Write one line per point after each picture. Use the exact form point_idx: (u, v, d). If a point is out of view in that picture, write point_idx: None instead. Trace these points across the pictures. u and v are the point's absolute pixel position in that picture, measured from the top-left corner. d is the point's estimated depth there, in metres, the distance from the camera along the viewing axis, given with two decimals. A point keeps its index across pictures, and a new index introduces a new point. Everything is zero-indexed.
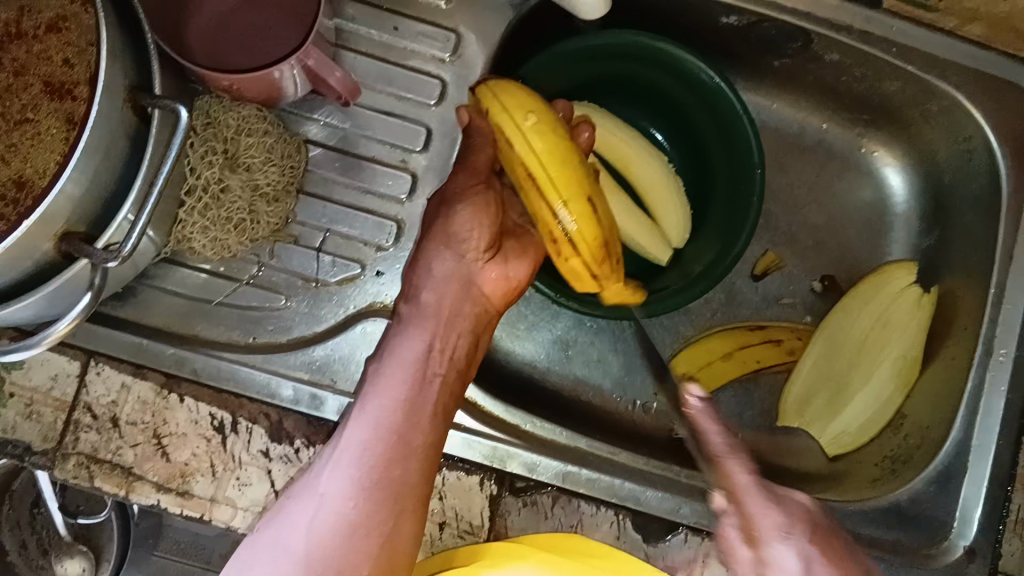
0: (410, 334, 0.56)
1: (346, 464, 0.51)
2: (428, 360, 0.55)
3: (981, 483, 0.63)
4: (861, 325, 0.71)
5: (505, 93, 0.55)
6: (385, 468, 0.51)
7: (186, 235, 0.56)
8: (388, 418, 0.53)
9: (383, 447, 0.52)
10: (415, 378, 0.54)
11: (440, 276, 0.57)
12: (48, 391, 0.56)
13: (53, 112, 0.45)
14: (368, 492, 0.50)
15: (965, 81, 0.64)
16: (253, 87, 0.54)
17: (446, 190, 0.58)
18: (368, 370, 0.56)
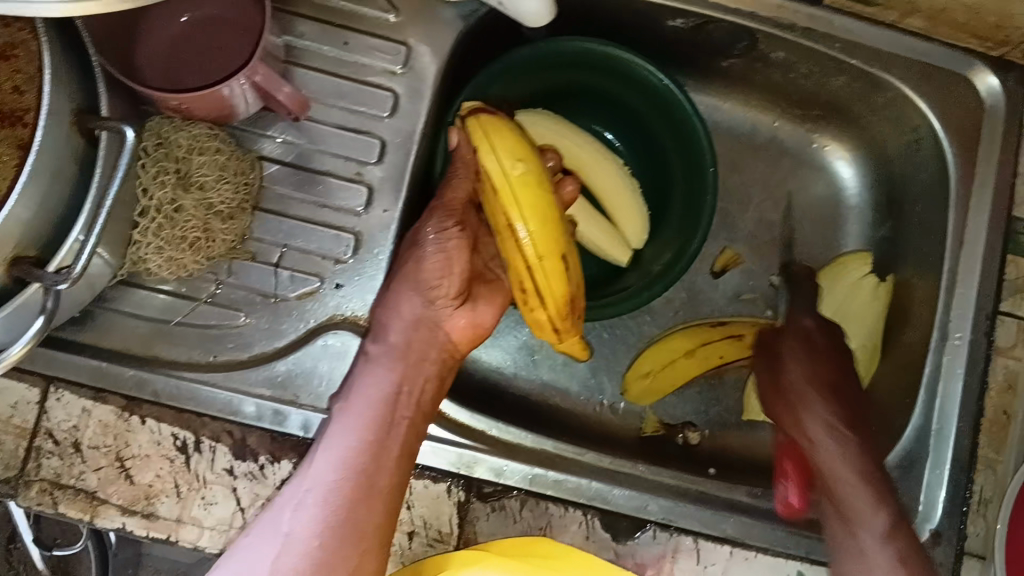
0: (377, 374, 0.57)
1: (311, 503, 0.52)
2: (395, 402, 0.56)
3: (943, 465, 0.63)
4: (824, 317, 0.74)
5: (495, 134, 0.56)
6: (349, 508, 0.52)
7: (141, 256, 0.56)
8: (353, 459, 0.54)
9: (347, 487, 0.53)
10: (382, 419, 0.55)
11: (407, 317, 0.59)
12: (8, 419, 0.56)
13: (2, 139, 0.45)
14: (331, 530, 0.52)
15: (907, 73, 0.66)
16: (203, 105, 0.55)
17: (417, 232, 0.60)
18: (334, 409, 0.57)
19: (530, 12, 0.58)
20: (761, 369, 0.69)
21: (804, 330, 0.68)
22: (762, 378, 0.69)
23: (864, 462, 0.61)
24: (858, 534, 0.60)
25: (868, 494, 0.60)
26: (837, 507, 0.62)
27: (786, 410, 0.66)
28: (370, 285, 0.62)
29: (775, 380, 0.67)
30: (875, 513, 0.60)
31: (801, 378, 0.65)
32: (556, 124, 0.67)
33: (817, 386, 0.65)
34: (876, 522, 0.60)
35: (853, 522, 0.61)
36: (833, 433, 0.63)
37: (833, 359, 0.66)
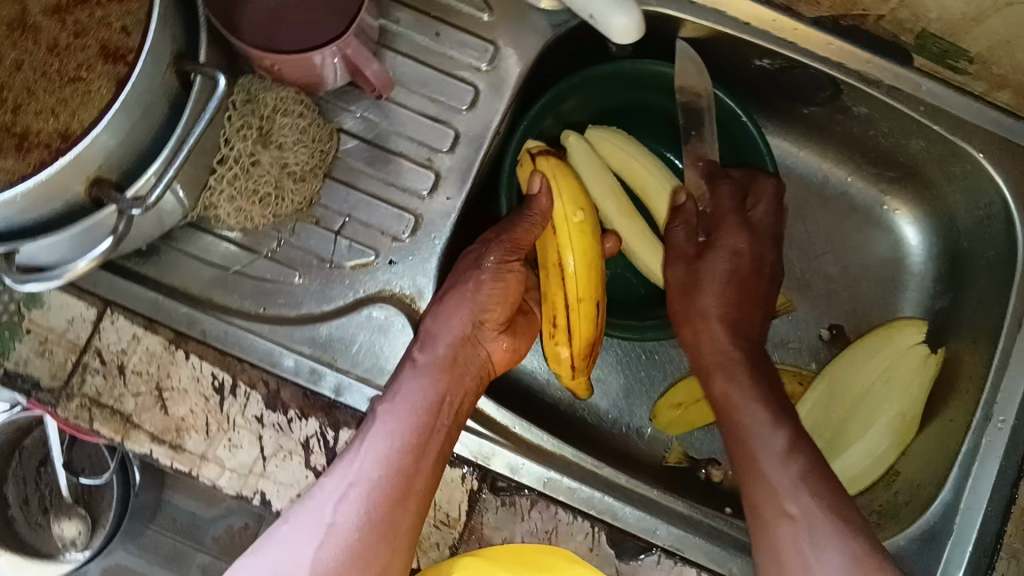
0: (421, 381, 0.58)
1: (352, 499, 0.54)
2: (438, 409, 0.57)
3: (965, 547, 0.61)
4: (865, 378, 0.72)
5: (562, 179, 0.62)
6: (387, 508, 0.54)
7: (213, 202, 0.59)
8: (395, 461, 0.55)
9: (388, 488, 0.54)
10: (423, 423, 0.56)
11: (458, 332, 0.60)
12: (63, 332, 0.59)
13: (105, 73, 0.48)
14: (370, 528, 0.53)
15: (991, 146, 0.65)
16: (293, 69, 0.58)
17: (478, 256, 0.61)
18: (373, 405, 0.58)
19: (621, 27, 0.59)
20: (673, 273, 0.66)
21: (726, 257, 0.65)
22: (676, 275, 0.66)
23: (758, 384, 0.62)
24: (760, 453, 0.59)
25: (775, 422, 0.60)
26: (734, 419, 0.61)
27: (693, 310, 0.65)
28: (422, 264, 0.64)
29: (705, 292, 0.65)
30: (775, 441, 0.59)
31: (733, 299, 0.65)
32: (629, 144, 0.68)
33: (734, 309, 0.65)
34: (771, 448, 0.58)
35: (754, 441, 0.59)
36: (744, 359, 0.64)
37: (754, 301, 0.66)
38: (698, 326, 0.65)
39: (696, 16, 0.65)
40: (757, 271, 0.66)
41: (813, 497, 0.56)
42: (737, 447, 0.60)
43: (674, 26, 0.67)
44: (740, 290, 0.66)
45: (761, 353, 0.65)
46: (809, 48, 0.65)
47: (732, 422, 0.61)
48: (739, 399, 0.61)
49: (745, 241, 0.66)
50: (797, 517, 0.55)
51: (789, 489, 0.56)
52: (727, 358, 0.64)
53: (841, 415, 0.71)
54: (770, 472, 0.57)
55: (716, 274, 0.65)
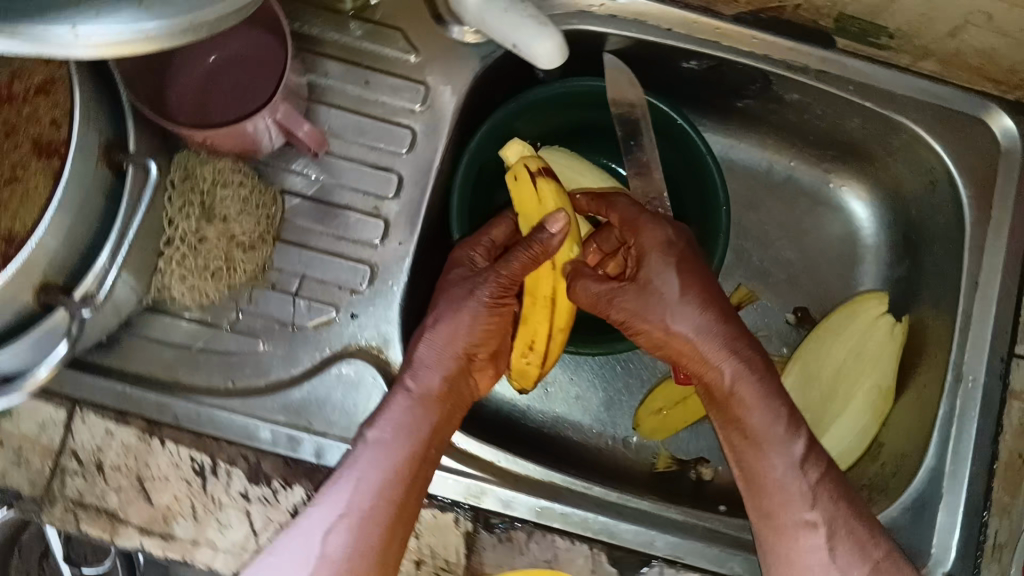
0: (414, 410, 0.58)
1: (342, 528, 0.54)
2: (430, 439, 0.58)
3: (957, 509, 0.63)
4: (836, 357, 0.73)
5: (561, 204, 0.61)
6: (378, 537, 0.54)
7: (166, 284, 0.59)
8: (386, 488, 0.55)
9: (377, 516, 0.54)
10: (415, 452, 0.57)
11: (448, 361, 0.61)
12: (36, 438, 0.59)
13: (41, 170, 0.47)
14: (360, 556, 0.53)
15: (923, 115, 0.67)
16: (227, 140, 0.57)
17: (470, 287, 0.62)
18: (362, 432, 0.58)
19: (547, 50, 0.59)
20: (620, 303, 0.60)
21: (652, 257, 0.60)
22: (630, 302, 0.60)
23: (743, 377, 0.58)
24: (766, 458, 0.58)
25: (782, 417, 0.58)
26: (730, 422, 0.59)
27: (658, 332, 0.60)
28: (384, 313, 0.64)
29: (654, 306, 0.60)
30: (787, 446, 0.57)
31: (677, 291, 0.59)
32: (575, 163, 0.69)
33: (695, 303, 0.59)
34: (773, 447, 0.58)
35: (751, 442, 0.58)
36: (721, 355, 0.58)
37: (703, 272, 0.60)
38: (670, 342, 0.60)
39: (620, 28, 0.66)
40: (673, 249, 0.60)
41: (830, 500, 0.57)
42: (742, 455, 0.59)
43: (600, 42, 0.68)
44: (679, 281, 0.59)
45: (737, 328, 0.59)
46: (734, 44, 0.66)
47: (731, 429, 0.59)
48: (740, 402, 0.58)
49: (658, 229, 0.60)
50: (816, 522, 0.56)
51: (804, 494, 0.57)
52: (702, 365, 0.59)
53: (818, 395, 0.72)
54: (774, 472, 0.57)
55: (662, 281, 0.59)
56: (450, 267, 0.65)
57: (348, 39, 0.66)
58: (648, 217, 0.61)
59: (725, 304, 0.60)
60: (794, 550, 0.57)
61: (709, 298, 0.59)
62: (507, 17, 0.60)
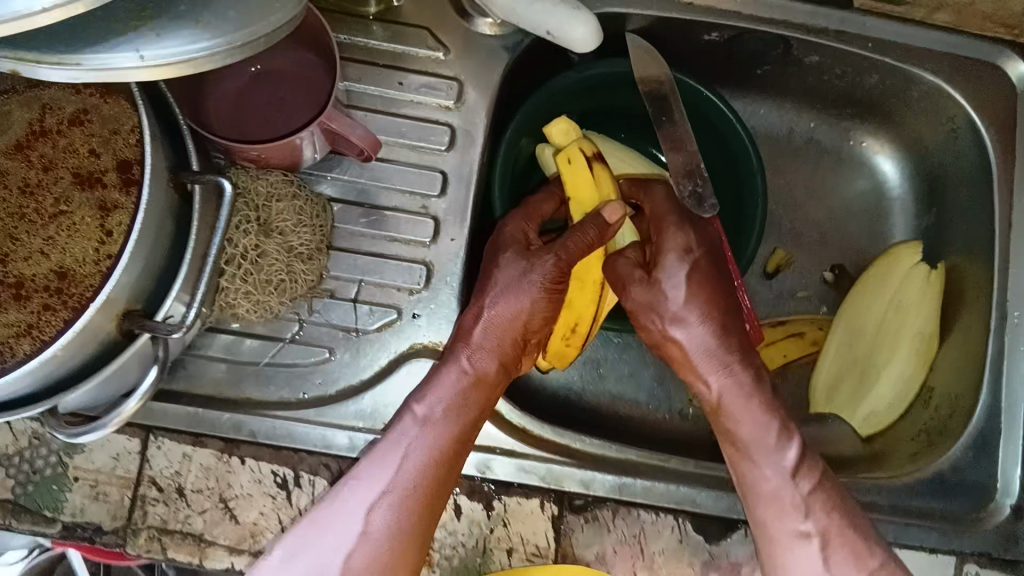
0: (460, 390, 0.59)
1: (384, 506, 0.54)
2: (475, 421, 0.59)
3: (1017, 441, 0.65)
4: (876, 310, 0.74)
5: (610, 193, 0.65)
6: (419, 517, 0.54)
7: (230, 301, 0.58)
8: (431, 469, 0.56)
9: (419, 495, 0.55)
10: (462, 432, 0.58)
11: (498, 343, 0.62)
12: (112, 470, 0.57)
13: (86, 202, 0.50)
14: (400, 534, 0.54)
15: (942, 66, 0.69)
16: (278, 154, 0.58)
17: (522, 272, 0.62)
18: (405, 411, 0.58)
19: (582, 37, 0.60)
20: (635, 295, 0.63)
21: (666, 262, 0.63)
22: (637, 297, 0.63)
23: (742, 388, 0.62)
24: (756, 460, 0.60)
25: (774, 428, 0.61)
26: (725, 427, 0.62)
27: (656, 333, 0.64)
28: (446, 312, 0.64)
29: (659, 310, 0.63)
30: (779, 456, 0.60)
31: (682, 300, 0.63)
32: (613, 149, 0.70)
33: (699, 312, 0.62)
34: (773, 452, 0.60)
35: (741, 445, 0.61)
36: (718, 365, 0.62)
37: (709, 285, 0.63)
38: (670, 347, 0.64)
39: (643, 8, 0.67)
40: (690, 257, 0.64)
41: (823, 512, 0.58)
42: (735, 458, 0.61)
43: (622, 23, 0.68)
44: (685, 291, 0.63)
45: (733, 345, 0.63)
46: (754, 13, 0.67)
47: (721, 432, 0.62)
48: (729, 414, 0.62)
49: (678, 237, 0.64)
50: (809, 533, 0.58)
51: (797, 504, 0.58)
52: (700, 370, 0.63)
53: (862, 349, 0.74)
54: (763, 476, 0.59)
55: (672, 283, 0.63)
56: (489, 244, 0.65)
57: (373, 42, 0.66)
58: (672, 222, 0.64)
59: (729, 319, 0.63)
60: (783, 555, 0.58)
61: (709, 311, 0.63)
62: (538, 6, 0.60)
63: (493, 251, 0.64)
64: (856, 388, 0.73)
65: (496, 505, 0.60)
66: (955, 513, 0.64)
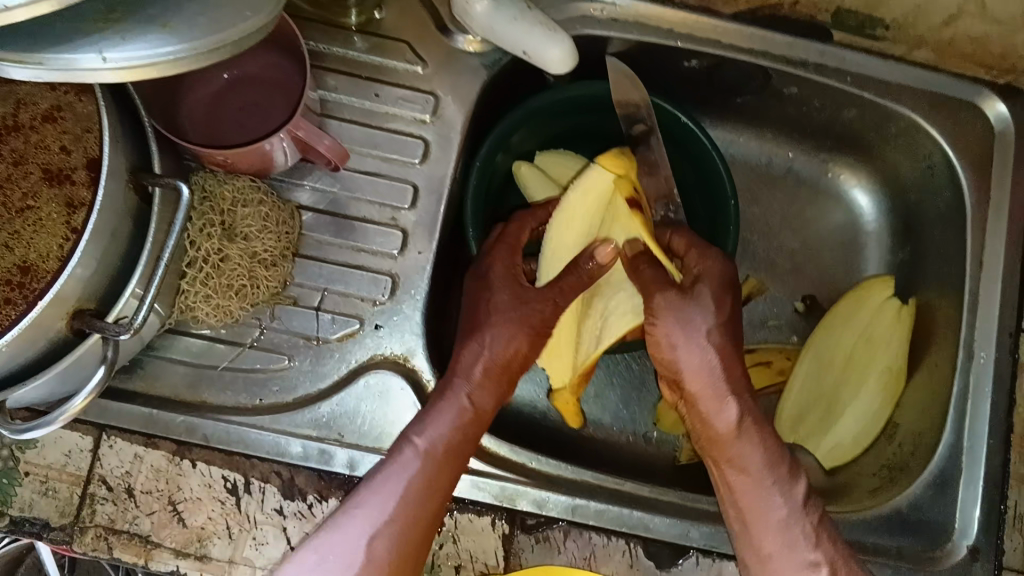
0: (460, 420, 0.59)
1: (386, 531, 0.55)
2: (468, 450, 0.59)
3: (977, 483, 0.65)
4: (847, 338, 0.74)
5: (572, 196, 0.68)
6: (417, 542, 0.55)
7: (190, 304, 0.58)
8: (433, 498, 0.56)
9: (423, 525, 0.55)
10: (461, 469, 0.58)
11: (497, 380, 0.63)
12: (63, 467, 0.57)
13: (53, 197, 0.49)
14: (401, 562, 0.55)
15: (919, 102, 0.69)
16: (246, 160, 0.57)
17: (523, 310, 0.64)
18: (406, 439, 0.58)
19: (557, 59, 0.59)
20: (659, 302, 0.62)
21: (700, 282, 0.61)
22: (661, 301, 0.62)
23: (751, 418, 0.61)
24: (757, 485, 0.60)
25: (780, 467, 0.60)
26: (730, 452, 0.61)
27: (666, 344, 0.62)
28: (409, 324, 0.64)
29: (682, 325, 0.61)
30: (787, 487, 0.60)
31: (705, 329, 0.61)
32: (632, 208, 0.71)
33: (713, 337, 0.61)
34: (776, 484, 0.60)
35: (746, 473, 0.60)
36: (728, 390, 0.61)
37: (728, 318, 0.62)
38: (682, 361, 0.62)
39: (623, 32, 0.67)
40: (727, 288, 0.62)
41: (831, 544, 0.58)
42: (732, 484, 0.61)
43: (602, 46, 0.69)
44: (713, 320, 0.61)
45: (739, 376, 0.62)
46: (733, 42, 0.67)
47: (722, 455, 0.61)
48: (742, 440, 0.61)
49: (717, 261, 0.61)
50: (817, 563, 0.57)
51: (806, 534, 0.58)
52: (720, 391, 0.61)
53: (834, 382, 0.73)
54: (769, 503, 0.59)
55: (698, 303, 0.61)
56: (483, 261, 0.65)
57: (352, 53, 0.66)
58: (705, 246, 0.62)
59: (738, 352, 0.63)
60: None
61: (724, 341, 0.62)
62: (514, 26, 0.59)
63: (478, 285, 0.64)
64: (821, 421, 0.72)
65: (446, 522, 0.60)
66: (911, 550, 0.64)
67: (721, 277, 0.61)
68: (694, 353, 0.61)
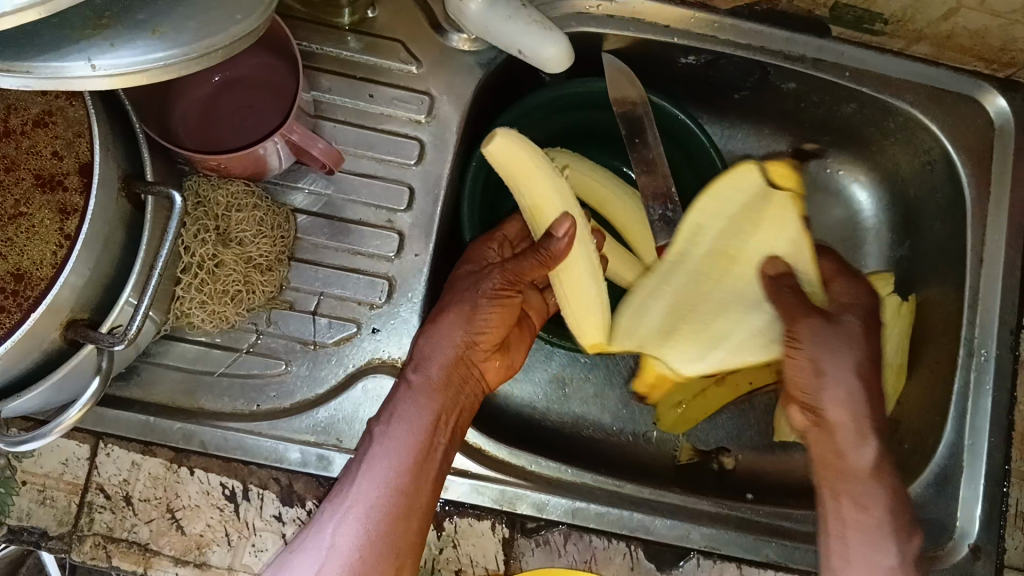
0: (419, 402, 0.58)
1: (352, 520, 0.54)
2: (434, 430, 0.57)
3: (979, 480, 0.64)
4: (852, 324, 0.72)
5: (504, 155, 0.58)
6: (391, 524, 0.54)
7: (185, 311, 0.58)
8: (397, 479, 0.55)
9: (386, 506, 0.55)
10: (421, 445, 0.57)
11: (450, 348, 0.59)
12: (60, 476, 0.57)
13: (46, 204, 0.49)
14: (370, 547, 0.54)
15: (918, 97, 0.68)
16: (240, 165, 0.56)
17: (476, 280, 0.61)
18: (368, 428, 0.58)
19: (553, 57, 0.58)
20: (800, 328, 0.55)
21: (852, 313, 0.56)
22: (807, 329, 0.55)
23: (884, 456, 0.56)
24: (872, 512, 0.56)
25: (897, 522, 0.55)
26: (846, 489, 0.56)
27: (811, 371, 0.55)
28: (406, 327, 0.64)
29: (834, 356, 0.54)
30: (904, 541, 0.55)
31: (852, 358, 0.55)
32: (611, 180, 0.68)
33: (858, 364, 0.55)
34: (890, 529, 0.55)
35: (868, 513, 0.56)
36: (875, 428, 0.55)
37: (873, 354, 0.56)
38: (825, 394, 0.55)
39: (620, 29, 0.66)
40: (872, 314, 0.57)
41: None
42: (847, 521, 0.56)
43: (599, 43, 0.68)
44: (850, 354, 0.55)
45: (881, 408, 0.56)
46: (730, 38, 0.66)
47: (845, 490, 0.56)
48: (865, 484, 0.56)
49: (867, 296, 0.58)
50: None
51: None
52: (866, 432, 0.55)
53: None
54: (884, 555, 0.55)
55: (846, 329, 0.55)
56: (470, 250, 0.63)
57: (345, 53, 0.65)
58: (853, 280, 0.59)
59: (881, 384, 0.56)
60: None
61: (872, 374, 0.55)
62: (509, 25, 0.58)
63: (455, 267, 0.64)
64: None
65: (446, 526, 0.60)
66: None
67: (870, 311, 0.57)
68: (839, 384, 0.55)
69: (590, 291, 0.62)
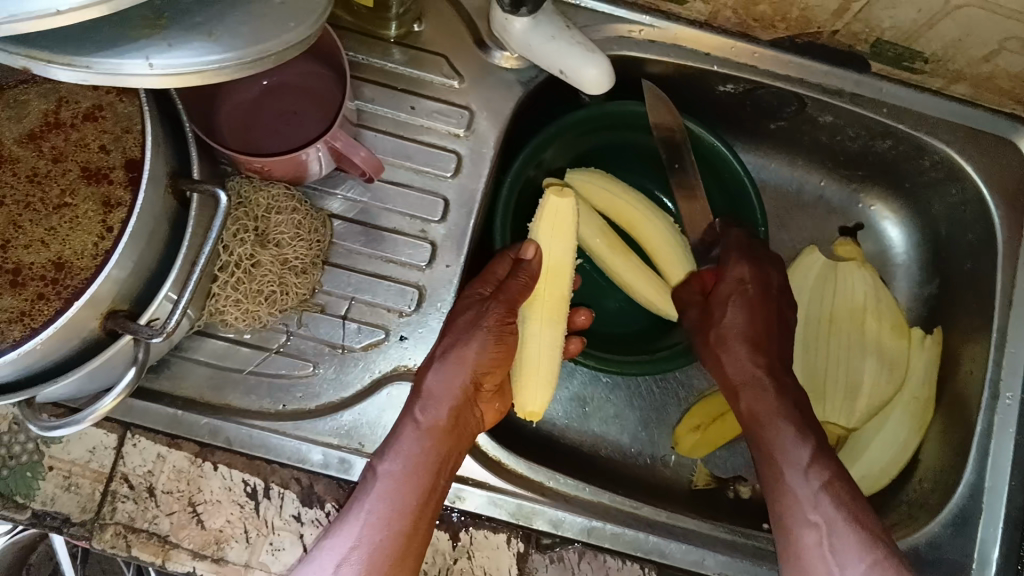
0: (423, 443, 0.57)
1: (354, 560, 0.53)
2: (439, 471, 0.57)
3: (997, 523, 0.64)
4: (837, 300, 0.74)
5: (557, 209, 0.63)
6: (390, 567, 0.53)
7: (219, 308, 0.59)
8: (400, 520, 0.54)
9: (389, 548, 0.54)
10: (425, 487, 0.56)
11: (457, 392, 0.59)
12: (86, 463, 0.58)
13: (90, 196, 0.50)
14: None
15: (955, 136, 0.68)
16: (282, 168, 0.57)
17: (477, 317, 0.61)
18: (370, 465, 0.58)
19: (591, 78, 0.59)
20: (724, 306, 0.68)
21: (731, 293, 0.67)
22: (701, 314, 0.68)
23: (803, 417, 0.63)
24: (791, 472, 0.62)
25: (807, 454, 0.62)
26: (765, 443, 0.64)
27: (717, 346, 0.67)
28: (431, 336, 0.65)
29: (726, 331, 0.67)
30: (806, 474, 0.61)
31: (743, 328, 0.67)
32: (643, 205, 0.69)
33: (750, 343, 0.66)
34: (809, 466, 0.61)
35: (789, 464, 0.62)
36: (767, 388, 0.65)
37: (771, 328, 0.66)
38: (728, 364, 0.67)
39: (661, 54, 0.67)
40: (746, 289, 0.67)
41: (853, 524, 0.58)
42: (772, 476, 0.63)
43: (639, 67, 0.69)
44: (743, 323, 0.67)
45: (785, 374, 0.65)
46: (769, 68, 0.67)
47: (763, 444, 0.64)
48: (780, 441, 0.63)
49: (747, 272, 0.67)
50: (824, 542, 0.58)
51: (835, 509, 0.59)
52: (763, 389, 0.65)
53: (819, 357, 0.73)
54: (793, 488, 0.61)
55: (725, 304, 0.67)
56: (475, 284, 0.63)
57: (389, 65, 0.66)
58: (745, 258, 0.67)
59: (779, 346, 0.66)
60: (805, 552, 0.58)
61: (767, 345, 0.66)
62: (552, 45, 0.59)
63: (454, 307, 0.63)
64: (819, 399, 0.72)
65: (462, 537, 0.60)
66: None
67: (747, 254, 0.67)
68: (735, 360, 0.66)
69: (544, 361, 0.63)
